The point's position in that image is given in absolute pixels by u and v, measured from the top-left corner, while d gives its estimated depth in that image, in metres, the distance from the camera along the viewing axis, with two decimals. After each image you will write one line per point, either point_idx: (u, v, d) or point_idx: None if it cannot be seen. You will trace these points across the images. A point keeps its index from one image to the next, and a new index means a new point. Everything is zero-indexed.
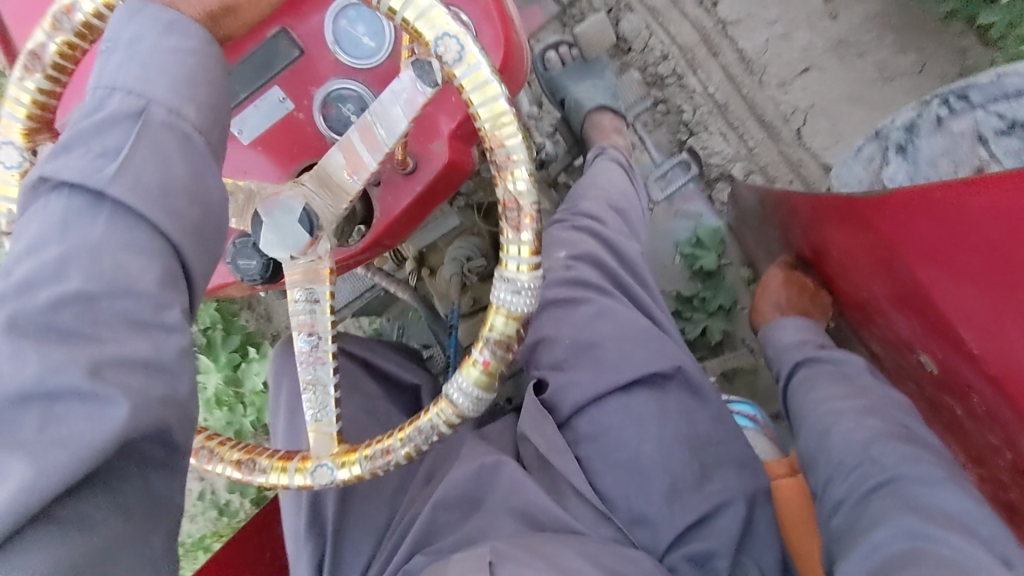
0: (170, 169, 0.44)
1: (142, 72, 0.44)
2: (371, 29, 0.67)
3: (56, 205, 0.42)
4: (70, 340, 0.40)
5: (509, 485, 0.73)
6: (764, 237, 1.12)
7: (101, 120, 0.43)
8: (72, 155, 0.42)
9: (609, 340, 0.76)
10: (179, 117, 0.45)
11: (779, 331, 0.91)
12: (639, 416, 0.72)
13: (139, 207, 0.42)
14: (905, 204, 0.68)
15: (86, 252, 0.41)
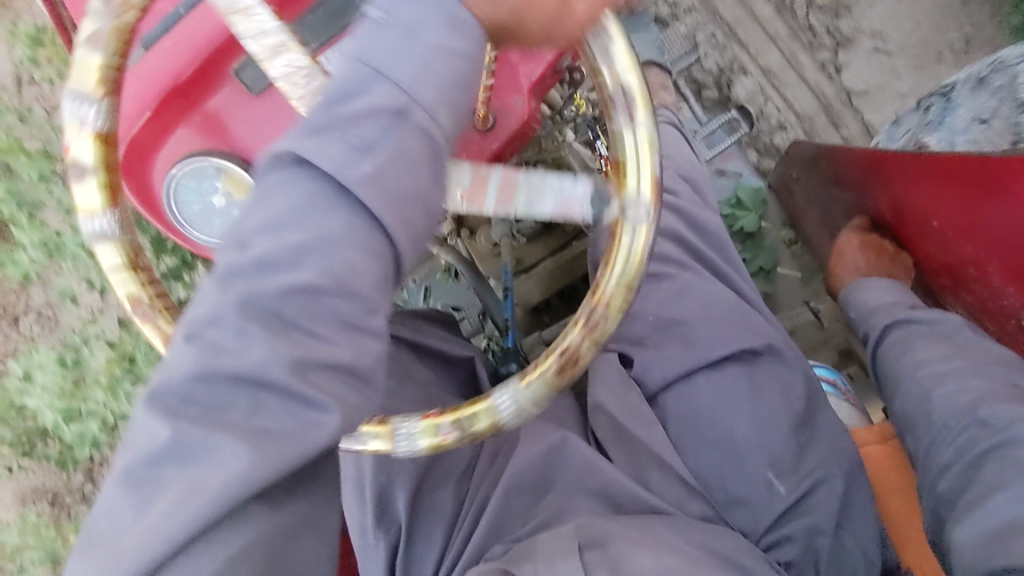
0: (419, 181, 0.40)
1: (417, 66, 0.39)
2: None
3: (296, 182, 0.39)
4: (292, 336, 0.37)
5: (582, 467, 0.70)
6: (828, 198, 1.08)
7: (358, 107, 0.39)
8: (325, 137, 0.39)
9: (698, 319, 0.74)
10: (435, 124, 0.40)
11: (861, 296, 0.87)
12: (732, 394, 0.70)
13: (377, 210, 0.38)
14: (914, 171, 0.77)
15: (319, 252, 0.38)
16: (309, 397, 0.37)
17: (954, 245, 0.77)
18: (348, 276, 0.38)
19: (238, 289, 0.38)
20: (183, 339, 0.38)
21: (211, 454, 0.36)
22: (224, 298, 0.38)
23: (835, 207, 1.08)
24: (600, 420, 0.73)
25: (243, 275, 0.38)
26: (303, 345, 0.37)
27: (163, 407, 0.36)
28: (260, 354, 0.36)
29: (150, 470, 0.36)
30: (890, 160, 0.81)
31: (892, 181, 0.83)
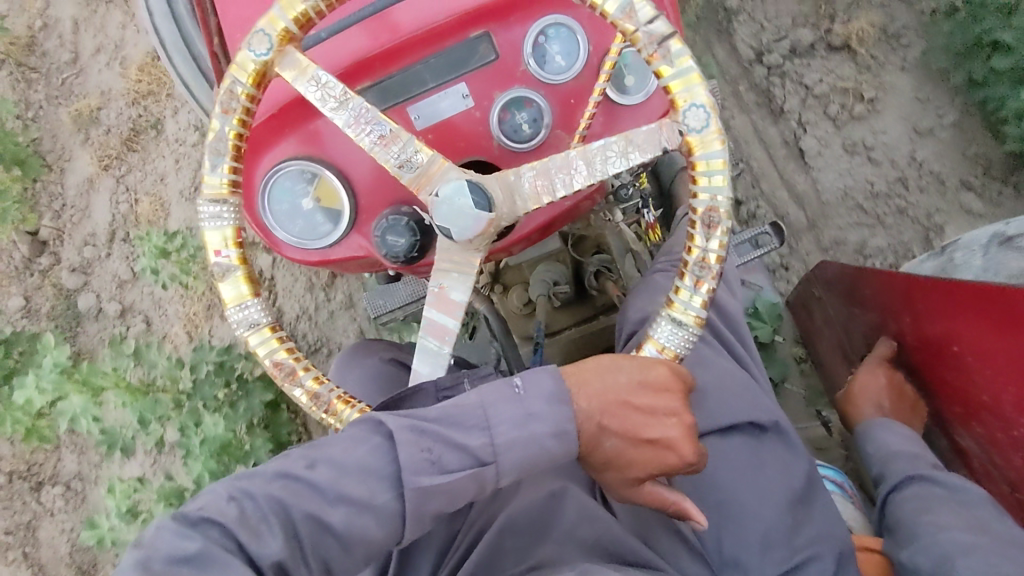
0: (446, 505, 0.56)
1: (516, 438, 0.55)
2: (565, 49, 0.80)
3: (375, 450, 0.56)
4: (301, 549, 0.53)
5: (580, 514, 0.71)
6: (847, 317, 1.11)
7: (458, 439, 0.56)
8: (423, 441, 0.56)
9: (710, 387, 0.75)
10: (488, 483, 0.56)
11: (881, 433, 0.89)
12: (738, 463, 0.73)
13: (409, 515, 0.55)
14: (937, 294, 0.82)
15: (357, 514, 0.54)
16: None
17: (966, 371, 0.81)
18: (360, 535, 0.54)
19: (296, 499, 0.54)
20: (223, 496, 0.53)
21: (224, 568, 0.48)
22: (270, 491, 0.54)
23: (854, 327, 1.11)
24: None
25: (298, 486, 0.54)
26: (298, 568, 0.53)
27: (191, 535, 0.50)
28: (275, 553, 0.51)
29: (167, 568, 0.48)
30: (910, 283, 0.87)
31: (913, 307, 0.88)
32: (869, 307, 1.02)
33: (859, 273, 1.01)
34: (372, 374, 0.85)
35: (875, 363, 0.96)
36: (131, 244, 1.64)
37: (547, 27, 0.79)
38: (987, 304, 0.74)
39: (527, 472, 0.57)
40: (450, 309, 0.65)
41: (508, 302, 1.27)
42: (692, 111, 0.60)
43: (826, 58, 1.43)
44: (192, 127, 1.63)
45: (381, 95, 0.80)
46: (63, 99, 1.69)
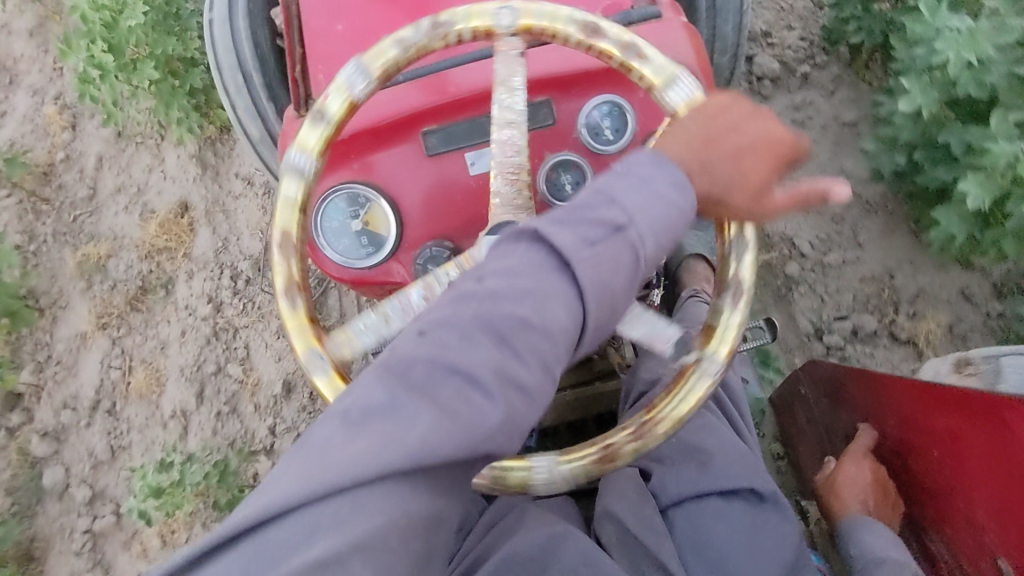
0: (617, 280, 0.54)
1: (645, 199, 0.55)
2: (614, 126, 0.86)
3: (533, 251, 0.53)
4: (499, 352, 0.50)
5: (580, 557, 0.73)
6: (832, 416, 1.17)
7: (597, 216, 0.54)
8: (566, 227, 0.53)
9: (717, 451, 0.77)
10: (643, 246, 0.55)
11: (864, 533, 0.91)
12: (735, 525, 0.75)
13: (584, 286, 0.53)
14: (931, 398, 0.87)
15: (536, 303, 0.51)
16: (495, 397, 0.49)
17: (953, 476, 0.85)
18: (550, 321, 0.52)
19: (465, 311, 0.51)
20: (414, 332, 0.52)
21: (416, 415, 0.47)
22: (448, 315, 0.52)
23: (837, 427, 1.16)
24: (606, 526, 0.75)
25: (474, 300, 0.52)
26: (503, 372, 0.50)
27: (389, 380, 0.50)
28: (477, 363, 0.49)
29: (364, 417, 0.48)
30: (904, 384, 0.93)
31: (901, 407, 0.94)
32: (856, 408, 1.08)
33: (847, 372, 1.08)
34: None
35: (858, 456, 1.02)
36: (117, 420, 1.58)
37: (601, 104, 0.86)
38: (979, 412, 0.80)
39: (670, 226, 0.56)
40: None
41: None
42: (682, 87, 0.68)
43: (889, 348, 1.44)
44: (204, 297, 1.59)
45: (444, 139, 0.87)
46: (80, 243, 1.66)
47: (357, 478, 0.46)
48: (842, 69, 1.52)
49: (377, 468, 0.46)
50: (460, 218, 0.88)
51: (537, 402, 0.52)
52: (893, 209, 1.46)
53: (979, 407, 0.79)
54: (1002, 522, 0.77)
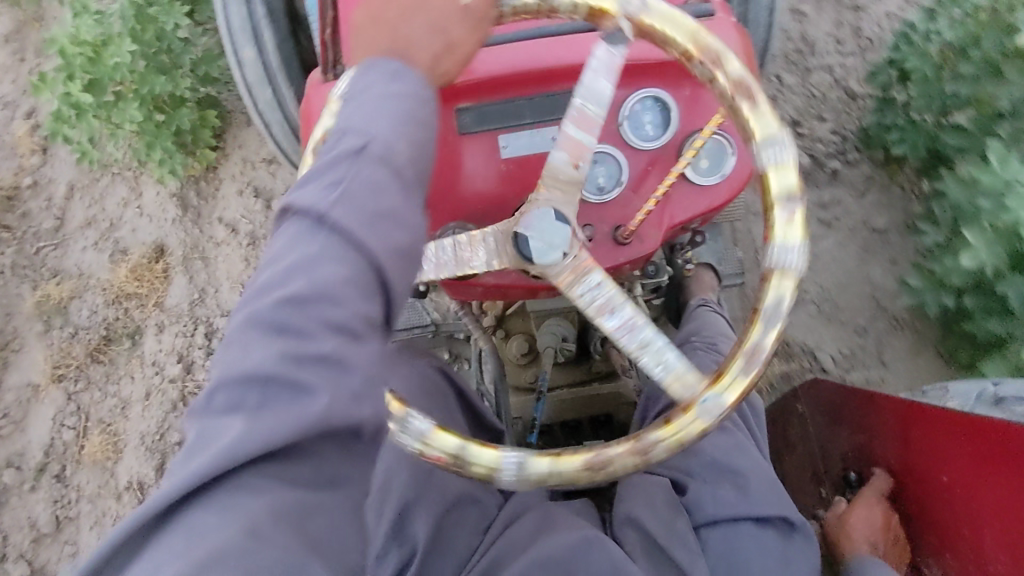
0: (384, 199, 0.54)
1: (367, 116, 0.56)
2: (656, 121, 0.86)
3: (298, 223, 0.54)
4: (288, 335, 0.52)
5: (608, 565, 0.71)
6: (829, 437, 1.18)
7: (334, 156, 0.55)
8: (310, 185, 0.55)
9: (751, 473, 0.75)
10: (391, 151, 0.55)
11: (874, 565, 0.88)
12: (767, 550, 0.72)
13: (350, 225, 0.52)
14: (940, 427, 0.90)
15: (303, 270, 0.52)
16: (302, 381, 0.51)
17: (960, 506, 0.87)
18: (324, 278, 0.51)
19: (249, 316, 0.53)
20: (223, 349, 0.54)
21: (229, 421, 0.52)
22: (245, 319, 0.53)
23: (832, 448, 1.17)
24: (629, 533, 0.75)
25: (255, 297, 0.54)
26: (297, 341, 0.52)
27: (202, 419, 0.53)
28: (265, 355, 0.51)
29: (200, 439, 0.52)
30: (909, 409, 0.95)
31: (907, 432, 0.96)
32: (857, 432, 1.10)
33: (848, 394, 1.10)
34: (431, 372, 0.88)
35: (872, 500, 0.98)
36: (66, 487, 1.60)
37: (646, 97, 0.85)
38: (994, 442, 0.82)
39: (413, 129, 0.57)
40: (590, 126, 0.61)
41: (507, 349, 1.31)
42: (777, 148, 0.59)
43: None
44: (174, 354, 1.63)
45: (478, 117, 0.82)
46: (39, 280, 1.71)
47: (195, 482, 0.51)
48: (873, 175, 1.70)
49: (207, 475, 0.51)
50: (488, 198, 0.83)
51: (353, 359, 0.53)
52: (922, 329, 1.62)
53: (996, 438, 0.82)
54: (1015, 555, 0.78)
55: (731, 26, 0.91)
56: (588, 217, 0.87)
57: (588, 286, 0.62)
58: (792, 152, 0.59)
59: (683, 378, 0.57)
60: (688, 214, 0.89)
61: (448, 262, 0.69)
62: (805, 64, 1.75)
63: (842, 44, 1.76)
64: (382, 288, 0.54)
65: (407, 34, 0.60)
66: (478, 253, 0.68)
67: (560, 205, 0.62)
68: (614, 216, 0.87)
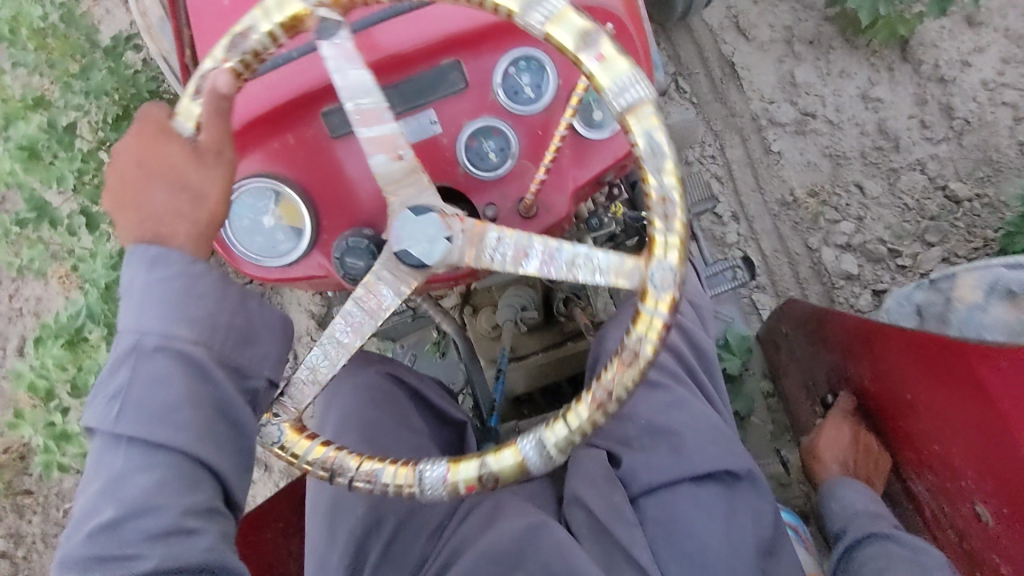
0: (172, 389, 0.54)
1: (139, 314, 0.55)
2: (535, 82, 0.80)
3: (99, 443, 0.55)
4: (106, 562, 0.52)
5: (556, 550, 0.69)
6: (809, 354, 1.15)
7: (113, 362, 0.55)
8: (98, 403, 0.55)
9: (687, 430, 0.73)
10: (169, 338, 0.54)
11: (844, 489, 0.89)
12: (708, 509, 0.69)
13: (139, 431, 0.53)
14: (892, 345, 0.86)
15: (110, 491, 0.53)
16: None
17: (932, 429, 0.82)
18: (134, 491, 0.52)
19: (66, 548, 0.53)
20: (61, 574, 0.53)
21: None
22: (69, 544, 0.53)
23: (817, 366, 1.14)
24: (578, 513, 0.74)
25: (77, 526, 0.54)
26: (115, 564, 0.51)
27: None
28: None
29: None
30: (867, 327, 0.91)
31: (868, 345, 0.92)
32: (833, 349, 1.05)
33: (823, 313, 1.04)
34: (362, 391, 0.86)
35: (841, 416, 0.99)
36: None
37: (518, 59, 0.79)
38: (939, 360, 0.78)
39: (194, 305, 0.55)
40: (377, 118, 0.60)
41: (476, 325, 1.28)
42: (630, 87, 0.56)
43: None
44: None
45: (402, 97, 0.79)
46: None
47: None
48: None
49: None
50: (365, 207, 0.80)
51: (189, 537, 0.53)
52: None
53: (939, 355, 0.78)
54: (980, 467, 0.75)
55: None
56: (489, 195, 0.81)
57: (492, 248, 0.59)
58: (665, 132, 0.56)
59: (622, 269, 0.57)
60: (594, 168, 0.82)
61: (364, 320, 0.61)
62: (889, 163, 1.43)
63: (930, 128, 1.43)
64: (202, 466, 0.55)
65: (148, 209, 0.57)
66: (383, 293, 0.61)
67: (415, 199, 0.60)
68: (513, 189, 0.81)
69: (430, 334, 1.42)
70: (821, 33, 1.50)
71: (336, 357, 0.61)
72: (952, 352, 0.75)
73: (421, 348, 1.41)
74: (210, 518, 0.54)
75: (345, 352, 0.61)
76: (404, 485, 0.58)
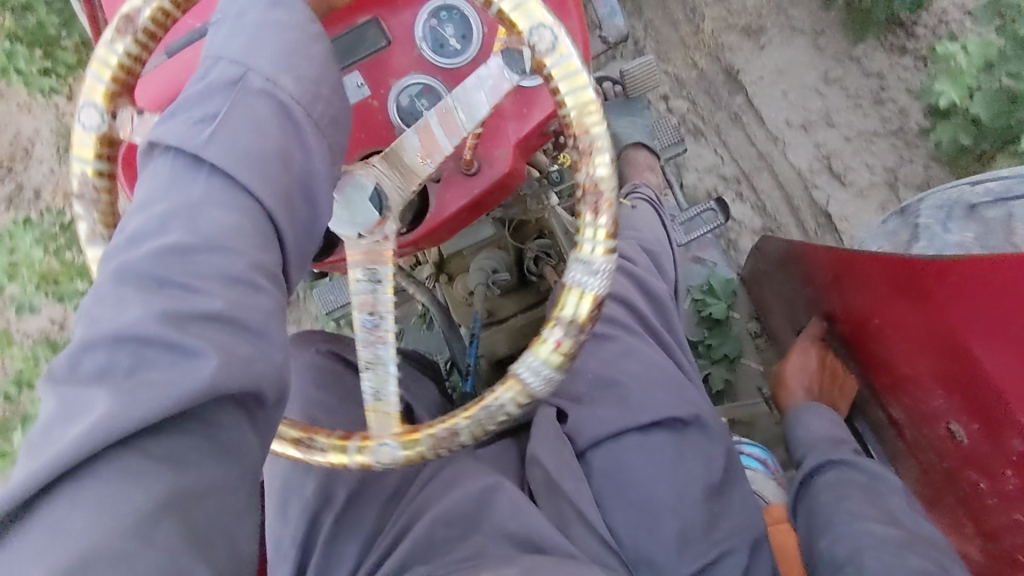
0: (263, 138, 0.46)
1: (248, 46, 0.47)
2: (459, 32, 0.75)
3: (164, 167, 0.45)
4: (167, 287, 0.41)
5: (511, 509, 0.73)
6: (784, 288, 1.15)
7: (203, 88, 0.47)
8: (177, 119, 0.46)
9: (634, 382, 0.73)
10: (277, 87, 0.47)
11: (807, 417, 0.87)
12: (655, 456, 0.68)
13: (229, 167, 0.44)
14: (862, 272, 0.85)
15: (187, 212, 0.43)
16: (184, 344, 0.39)
17: (904, 350, 0.80)
18: (214, 228, 0.43)
19: (118, 265, 0.42)
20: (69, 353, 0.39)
21: (87, 410, 0.37)
22: (102, 290, 0.42)
23: (796, 301, 1.12)
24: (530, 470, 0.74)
25: (135, 273, 0.42)
26: (176, 294, 0.41)
27: (58, 387, 0.39)
28: (141, 309, 0.40)
29: (44, 436, 0.37)
30: (834, 258, 0.91)
31: (836, 272, 0.92)
32: (804, 281, 1.05)
33: (800, 247, 1.03)
34: (308, 364, 0.88)
35: (808, 342, 0.99)
36: None
37: (438, 10, 0.75)
38: (903, 275, 0.77)
39: (302, 61, 0.49)
40: (453, 128, 0.58)
41: (453, 292, 1.27)
42: None
43: None
44: None
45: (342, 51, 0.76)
46: None
47: (58, 467, 0.35)
48: None
49: (25, 488, 0.35)
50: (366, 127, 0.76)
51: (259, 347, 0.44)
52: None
53: (901, 270, 0.77)
54: (947, 380, 0.73)
55: None
56: None
57: (373, 280, 0.59)
58: (549, 380, 0.54)
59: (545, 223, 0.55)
60: (536, 117, 0.80)
61: None
62: None
63: None
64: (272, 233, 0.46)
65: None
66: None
67: (382, 182, 0.58)
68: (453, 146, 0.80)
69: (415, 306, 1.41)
70: (930, 176, 1.33)
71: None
72: (912, 266, 0.74)
73: (407, 320, 1.43)
74: (276, 284, 0.45)
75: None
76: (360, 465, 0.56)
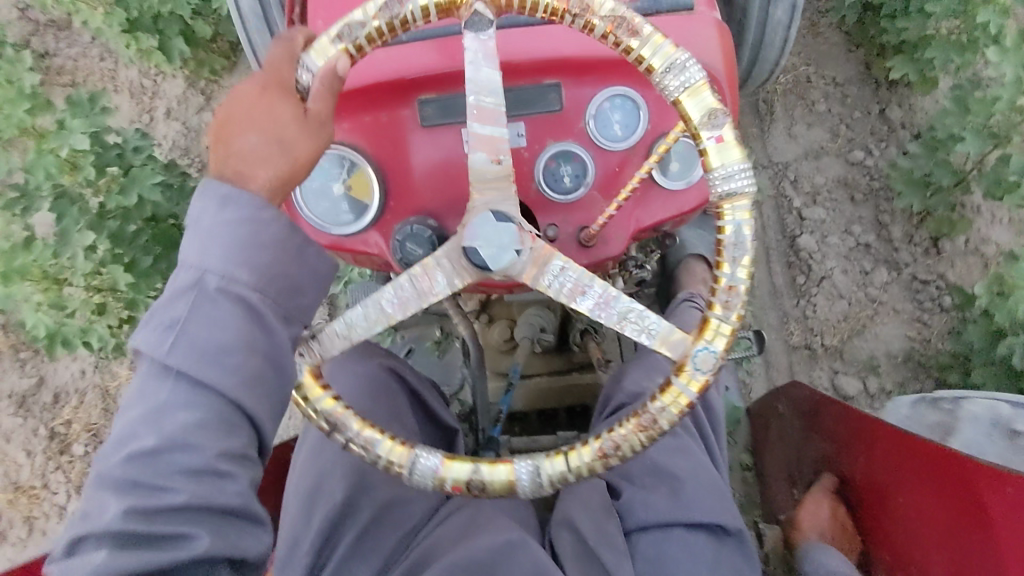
0: (224, 331, 0.55)
1: (206, 248, 0.56)
2: (626, 121, 0.80)
3: (141, 373, 0.56)
4: (139, 488, 0.52)
5: (535, 568, 0.72)
6: (801, 439, 1.16)
7: (170, 295, 0.56)
8: (149, 328, 0.56)
9: (688, 479, 0.76)
10: (231, 280, 0.56)
11: (821, 558, 0.91)
12: (696, 558, 0.72)
13: (191, 367, 0.54)
14: (898, 448, 0.88)
15: (152, 419, 0.54)
16: (161, 530, 0.51)
17: (917, 535, 0.84)
18: (178, 421, 0.53)
19: (100, 470, 0.54)
20: (69, 541, 0.53)
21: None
22: (90, 486, 0.54)
23: (806, 453, 1.15)
24: (565, 535, 0.76)
25: (111, 476, 0.53)
26: (147, 493, 0.52)
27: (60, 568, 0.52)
28: (114, 509, 0.51)
29: None
30: (870, 423, 0.95)
31: (868, 438, 0.95)
32: (821, 434, 1.09)
33: (825, 402, 1.07)
34: (366, 376, 0.90)
35: (821, 494, 1.04)
36: None
37: (615, 96, 0.80)
38: (944, 466, 0.80)
39: (257, 252, 0.57)
40: (493, 119, 0.64)
41: (489, 335, 1.29)
42: (687, 69, 0.60)
43: None
44: None
45: (440, 110, 0.81)
46: None
47: None
48: None
49: None
50: (449, 193, 0.81)
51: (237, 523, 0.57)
52: None
53: (944, 461, 0.80)
54: None
55: (712, 22, 0.84)
56: (554, 217, 0.82)
57: (554, 274, 0.63)
58: (747, 175, 0.59)
59: (669, 337, 0.61)
60: (659, 214, 0.83)
61: (411, 297, 0.64)
62: None
63: None
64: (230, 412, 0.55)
65: (239, 150, 0.60)
66: (438, 279, 0.64)
67: (497, 205, 0.64)
68: (576, 218, 0.82)
69: (431, 332, 1.42)
70: None
71: (373, 322, 0.63)
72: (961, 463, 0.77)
73: (419, 343, 1.42)
74: (242, 465, 0.55)
75: (384, 321, 0.64)
76: (394, 464, 0.61)
